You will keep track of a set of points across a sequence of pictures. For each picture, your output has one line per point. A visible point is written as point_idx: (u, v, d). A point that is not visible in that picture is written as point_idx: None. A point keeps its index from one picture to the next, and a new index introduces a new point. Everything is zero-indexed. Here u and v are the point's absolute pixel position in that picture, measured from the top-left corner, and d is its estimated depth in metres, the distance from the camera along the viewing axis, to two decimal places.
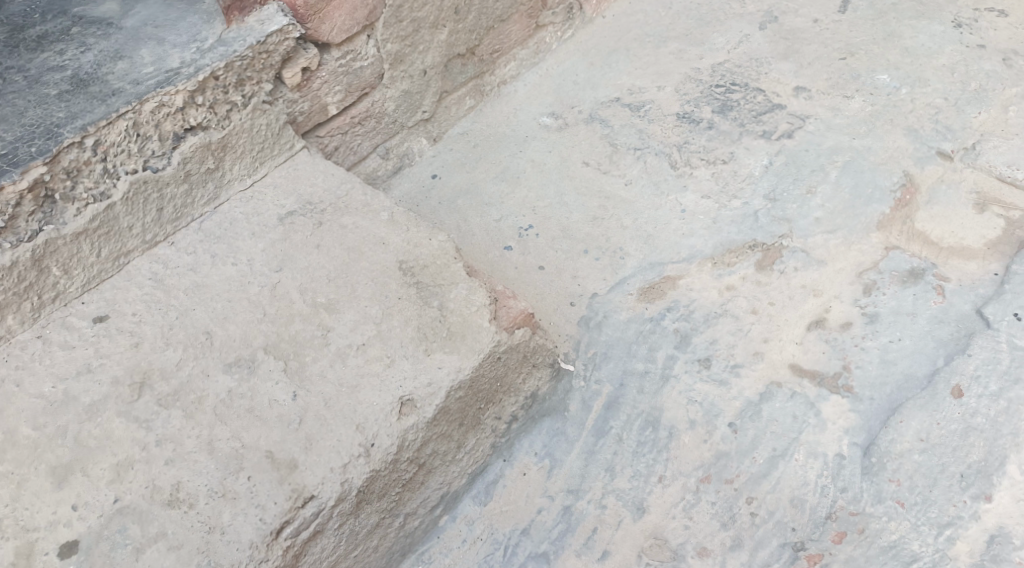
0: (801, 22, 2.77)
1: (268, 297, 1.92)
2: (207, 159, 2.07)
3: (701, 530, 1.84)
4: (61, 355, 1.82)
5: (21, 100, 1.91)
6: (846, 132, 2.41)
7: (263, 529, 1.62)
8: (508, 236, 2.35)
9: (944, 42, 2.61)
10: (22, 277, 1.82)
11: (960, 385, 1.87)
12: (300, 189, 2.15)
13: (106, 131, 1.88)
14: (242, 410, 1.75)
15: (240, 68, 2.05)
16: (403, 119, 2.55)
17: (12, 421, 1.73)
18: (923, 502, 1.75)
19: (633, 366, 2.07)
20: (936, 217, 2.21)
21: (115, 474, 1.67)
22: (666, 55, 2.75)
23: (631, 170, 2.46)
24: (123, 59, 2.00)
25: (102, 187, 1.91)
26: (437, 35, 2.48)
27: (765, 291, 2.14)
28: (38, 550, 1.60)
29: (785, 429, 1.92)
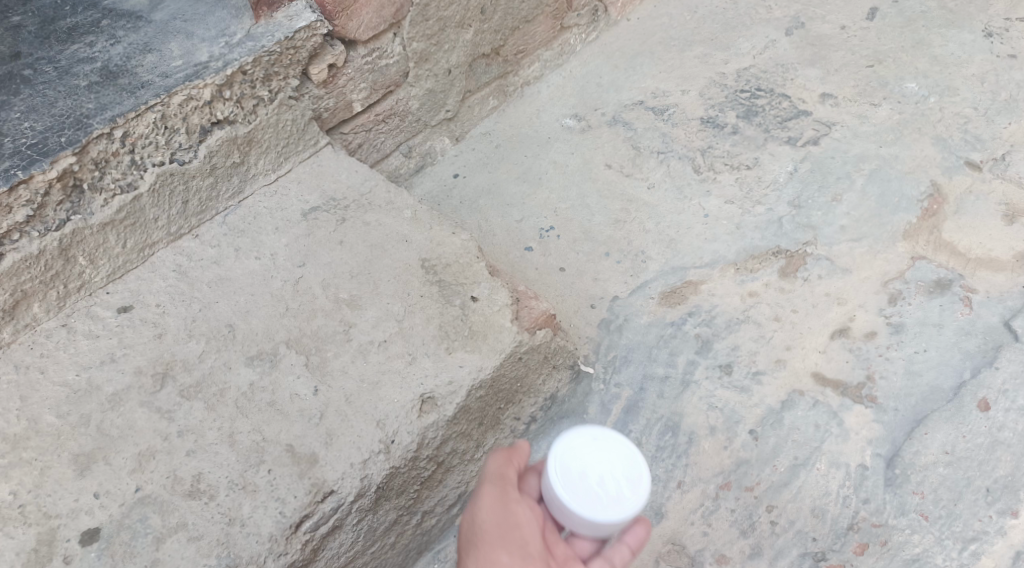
0: (829, 29, 2.75)
1: (291, 292, 1.92)
2: (233, 153, 2.07)
3: (720, 537, 1.83)
4: (85, 345, 1.83)
5: (52, 91, 1.92)
6: (872, 140, 2.39)
7: (282, 523, 1.62)
8: (529, 237, 2.34)
9: (973, 52, 2.58)
10: (48, 266, 1.84)
11: (987, 398, 1.87)
12: (325, 185, 2.16)
13: (135, 123, 1.89)
14: (263, 404, 1.75)
15: (267, 63, 2.05)
16: (427, 118, 2.55)
17: (36, 408, 1.74)
18: (948, 516, 1.76)
19: (654, 370, 2.06)
20: (964, 228, 2.18)
21: (136, 464, 1.67)
22: (691, 59, 2.74)
23: (655, 173, 2.44)
24: (152, 52, 2.01)
25: (129, 179, 1.91)
26: (462, 34, 2.48)
27: (788, 298, 2.12)
28: (60, 537, 1.59)
29: (807, 437, 1.90)
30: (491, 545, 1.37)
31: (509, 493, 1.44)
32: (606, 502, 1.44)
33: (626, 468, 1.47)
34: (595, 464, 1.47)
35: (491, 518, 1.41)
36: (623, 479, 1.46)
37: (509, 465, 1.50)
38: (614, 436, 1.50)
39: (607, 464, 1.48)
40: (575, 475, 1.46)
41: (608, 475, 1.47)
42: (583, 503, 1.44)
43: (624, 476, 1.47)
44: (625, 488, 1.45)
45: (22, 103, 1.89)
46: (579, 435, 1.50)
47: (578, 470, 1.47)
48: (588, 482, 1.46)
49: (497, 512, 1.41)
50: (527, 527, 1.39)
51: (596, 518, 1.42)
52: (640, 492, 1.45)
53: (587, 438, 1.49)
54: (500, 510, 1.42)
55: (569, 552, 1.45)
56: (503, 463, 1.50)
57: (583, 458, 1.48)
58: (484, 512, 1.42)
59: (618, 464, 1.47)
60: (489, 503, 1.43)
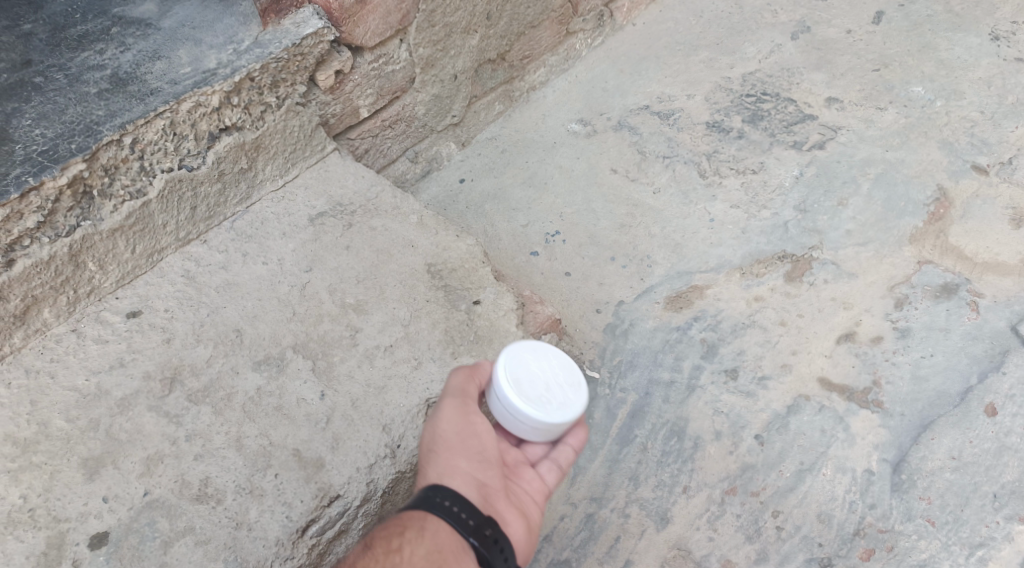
0: (835, 33, 2.75)
1: (298, 297, 1.93)
2: (241, 159, 2.09)
3: (725, 542, 1.83)
4: (94, 350, 1.84)
5: (62, 98, 1.94)
6: (879, 144, 2.39)
7: (289, 528, 1.63)
8: (535, 242, 2.35)
9: (980, 55, 2.58)
10: (58, 272, 1.85)
11: (994, 404, 1.88)
12: (332, 190, 2.17)
13: (144, 130, 1.90)
14: (270, 408, 1.77)
15: (275, 69, 2.06)
16: (433, 123, 2.56)
17: (46, 413, 1.75)
18: (955, 521, 1.76)
19: (659, 375, 2.06)
20: (971, 232, 2.17)
21: (145, 468, 1.68)
22: (696, 63, 2.74)
23: (660, 178, 2.45)
24: (161, 59, 2.02)
25: (138, 185, 1.93)
26: (468, 40, 2.49)
27: (794, 303, 2.12)
28: (70, 541, 1.61)
29: (812, 442, 1.90)
30: (454, 453, 1.44)
31: (470, 404, 1.50)
32: (554, 405, 1.49)
33: (568, 376, 1.52)
34: (539, 372, 1.52)
35: (455, 430, 1.46)
36: (567, 387, 1.51)
37: (473, 376, 1.53)
38: (551, 350, 1.56)
39: (549, 373, 1.52)
40: (522, 381, 1.50)
41: (551, 384, 1.51)
42: (531, 406, 1.47)
43: (568, 384, 1.52)
44: (567, 394, 1.51)
45: (32, 110, 1.91)
46: (520, 352, 1.53)
47: (524, 377, 1.50)
48: (536, 388, 1.50)
49: (461, 425, 1.47)
50: (487, 439, 1.47)
51: (546, 418, 1.47)
52: (581, 398, 1.51)
53: (528, 354, 1.54)
54: (461, 420, 1.47)
55: (519, 456, 1.54)
56: (468, 379, 1.53)
57: (528, 369, 1.52)
58: (447, 424, 1.47)
59: (560, 372, 1.52)
60: (452, 415, 1.48)
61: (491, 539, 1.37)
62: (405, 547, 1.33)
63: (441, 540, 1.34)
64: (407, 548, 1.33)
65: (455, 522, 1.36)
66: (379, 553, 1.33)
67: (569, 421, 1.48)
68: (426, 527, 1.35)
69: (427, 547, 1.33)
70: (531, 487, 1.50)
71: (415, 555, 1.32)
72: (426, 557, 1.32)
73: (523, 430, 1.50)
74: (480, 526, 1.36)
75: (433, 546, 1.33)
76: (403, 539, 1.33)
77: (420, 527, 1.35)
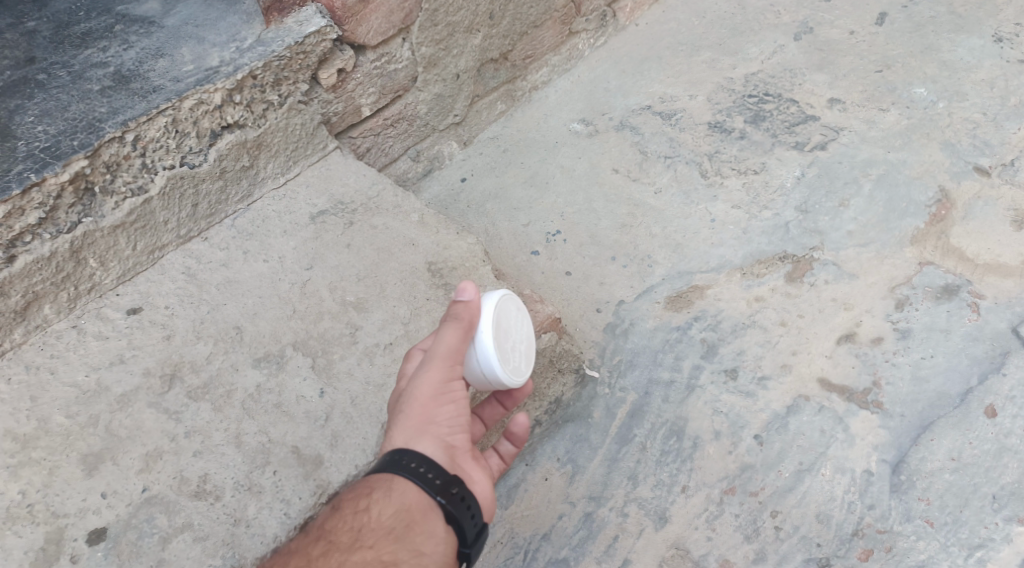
0: (837, 34, 2.75)
1: (298, 295, 1.94)
2: (242, 157, 2.09)
3: (724, 542, 1.82)
4: (95, 346, 1.85)
5: (65, 95, 1.95)
6: (880, 145, 2.39)
7: (287, 524, 1.64)
8: (536, 241, 2.36)
9: (983, 57, 2.58)
10: (59, 268, 1.86)
11: (994, 405, 1.87)
12: (333, 188, 2.18)
13: (146, 127, 1.91)
14: (270, 405, 1.77)
15: (277, 68, 2.07)
16: (435, 122, 2.56)
17: (46, 409, 1.76)
18: (954, 522, 1.75)
19: (659, 374, 2.06)
20: (972, 233, 2.16)
21: (144, 464, 1.69)
22: (699, 63, 2.74)
23: (662, 178, 2.45)
24: (164, 57, 2.03)
25: (139, 181, 1.94)
26: (471, 39, 2.49)
27: (794, 303, 2.12)
28: (68, 536, 1.61)
29: (812, 442, 1.90)
30: (426, 413, 1.39)
31: (451, 364, 1.43)
32: (514, 365, 1.57)
33: (527, 347, 1.62)
34: (514, 329, 1.59)
35: (429, 390, 1.40)
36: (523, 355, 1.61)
37: (463, 334, 1.46)
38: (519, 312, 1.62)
39: (520, 337, 1.61)
40: (504, 329, 1.56)
41: (517, 346, 1.59)
42: (501, 355, 1.53)
43: (525, 356, 1.61)
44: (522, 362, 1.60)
45: (35, 107, 1.92)
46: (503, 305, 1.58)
47: (506, 327, 1.57)
48: (509, 341, 1.57)
49: (438, 386, 1.41)
50: (461, 402, 1.42)
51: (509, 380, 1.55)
52: (528, 373, 1.60)
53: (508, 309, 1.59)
54: (438, 380, 1.42)
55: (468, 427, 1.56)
56: (460, 338, 1.45)
57: (510, 322, 1.59)
58: (423, 384, 1.41)
59: (525, 341, 1.62)
60: (428, 375, 1.41)
61: (460, 498, 1.34)
62: (373, 508, 1.31)
63: (409, 499, 1.32)
64: (374, 508, 1.31)
65: (422, 483, 1.33)
66: (346, 513, 1.32)
67: (517, 385, 1.57)
68: (393, 488, 1.33)
69: (394, 507, 1.31)
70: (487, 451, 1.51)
71: (382, 516, 1.31)
72: (393, 519, 1.30)
73: (476, 372, 1.54)
74: (447, 484, 1.34)
75: (400, 506, 1.31)
76: (371, 500, 1.32)
77: (387, 488, 1.33)
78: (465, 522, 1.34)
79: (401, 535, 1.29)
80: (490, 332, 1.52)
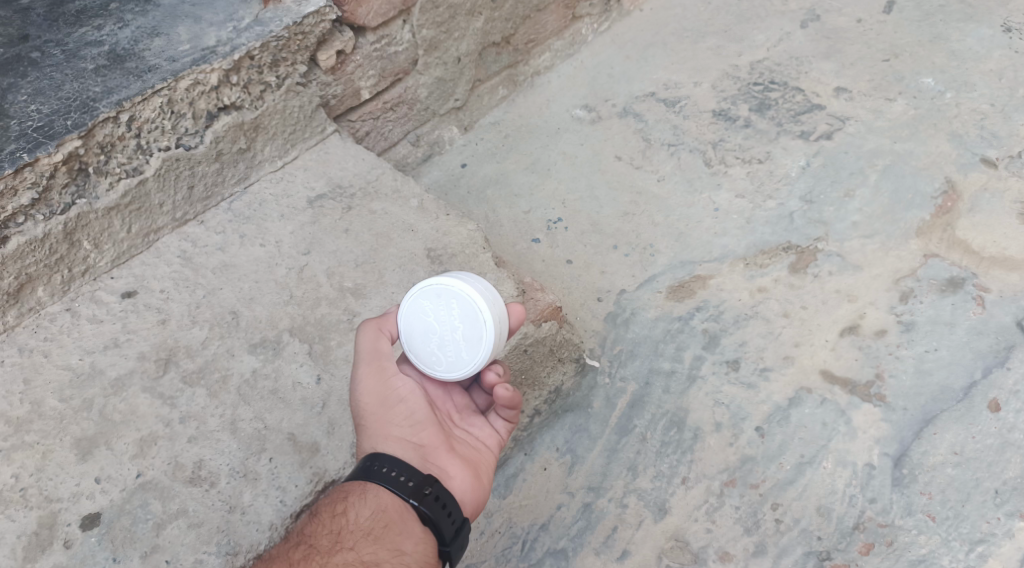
0: (844, 22, 2.71)
1: (295, 280, 1.91)
2: (239, 139, 2.06)
3: (724, 534, 1.81)
4: (89, 329, 1.82)
5: (59, 73, 1.91)
6: (887, 135, 2.36)
7: (283, 512, 1.62)
8: (536, 229, 2.33)
9: (992, 47, 2.54)
10: (53, 250, 1.83)
11: (997, 399, 1.83)
12: (331, 172, 2.14)
13: (141, 107, 1.88)
14: (266, 391, 1.75)
15: (275, 48, 2.04)
16: (435, 106, 2.53)
17: (39, 392, 1.73)
18: (955, 517, 1.73)
19: (660, 365, 2.04)
20: (979, 225, 2.13)
21: (138, 449, 1.67)
22: (703, 50, 2.71)
23: (665, 166, 2.42)
24: (159, 36, 1.99)
25: (134, 163, 1.91)
26: (473, 22, 2.45)
27: (797, 294, 2.10)
28: (61, 521, 1.59)
29: (813, 435, 1.88)
30: (381, 421, 1.48)
31: (380, 364, 1.50)
32: (445, 364, 1.50)
33: (492, 312, 1.49)
34: (441, 321, 1.50)
35: (377, 397, 1.49)
36: (466, 333, 1.50)
37: (377, 330, 1.53)
38: (428, 296, 1.51)
39: (461, 321, 1.50)
40: (410, 339, 1.52)
41: (455, 337, 1.50)
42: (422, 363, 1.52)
43: (464, 341, 1.50)
44: (476, 349, 1.49)
45: (28, 86, 1.89)
46: (421, 307, 1.52)
47: (420, 328, 1.51)
48: (428, 343, 1.51)
49: (379, 392, 1.49)
50: (412, 399, 1.50)
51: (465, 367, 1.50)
52: (475, 359, 1.49)
53: (426, 305, 1.51)
54: (379, 385, 1.49)
55: (465, 404, 1.58)
56: (376, 339, 1.52)
57: (430, 321, 1.51)
58: (368, 392, 1.49)
59: (462, 323, 1.50)
60: (370, 381, 1.50)
61: (434, 497, 1.40)
62: (350, 511, 1.41)
63: (383, 502, 1.40)
64: (352, 511, 1.41)
65: (394, 487, 1.40)
66: (325, 518, 1.42)
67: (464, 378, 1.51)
68: (367, 493, 1.41)
69: (370, 511, 1.40)
70: (479, 432, 1.55)
71: (360, 519, 1.40)
72: (370, 521, 1.39)
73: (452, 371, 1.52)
74: (419, 486, 1.40)
75: (376, 507, 1.40)
76: (347, 504, 1.41)
77: (360, 492, 1.42)
78: (442, 521, 1.39)
79: (378, 536, 1.38)
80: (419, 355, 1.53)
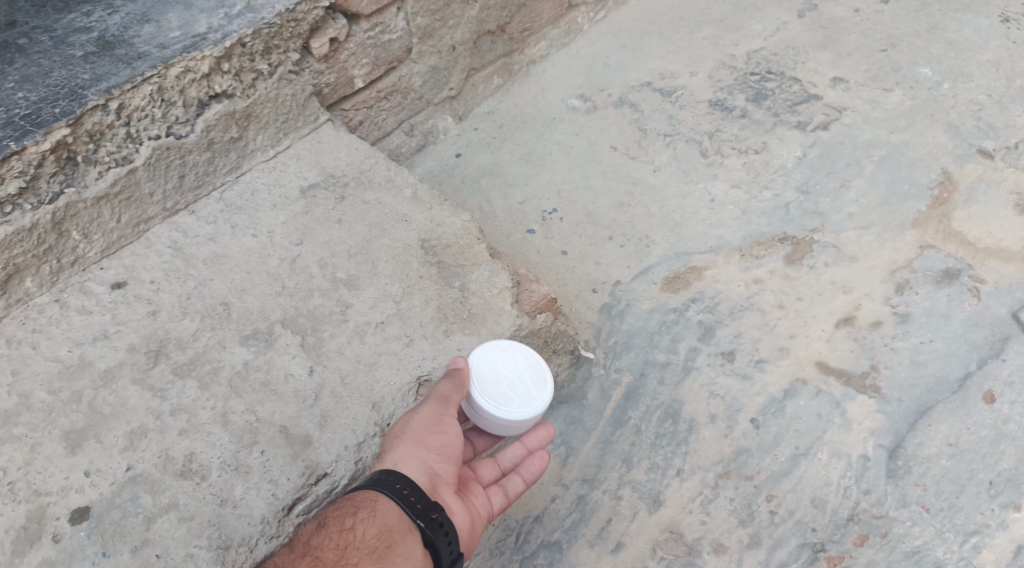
0: (842, 11, 2.70)
1: (287, 271, 1.89)
2: (231, 128, 2.04)
3: (718, 526, 1.80)
4: (78, 321, 1.81)
5: (47, 60, 1.89)
6: (883, 126, 2.34)
7: (275, 505, 1.60)
8: (531, 219, 2.31)
9: (990, 37, 2.52)
10: (41, 240, 1.81)
11: (993, 391, 1.84)
12: (324, 162, 2.12)
13: (130, 95, 1.86)
14: (257, 383, 1.73)
15: (267, 36, 2.02)
16: (429, 95, 2.51)
17: (27, 384, 1.72)
18: (949, 508, 1.73)
19: (655, 356, 2.03)
20: (974, 217, 2.12)
21: (128, 442, 1.65)
22: (700, 40, 2.69)
23: (661, 156, 2.41)
24: (150, 23, 1.97)
25: (124, 152, 1.89)
26: (467, 10, 2.43)
27: (793, 285, 2.09)
28: (50, 515, 1.58)
29: (809, 427, 1.88)
30: (418, 445, 1.55)
31: (442, 406, 1.59)
32: (519, 402, 1.67)
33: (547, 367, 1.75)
34: (507, 370, 1.70)
35: (423, 420, 1.57)
36: (531, 382, 1.70)
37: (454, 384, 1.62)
38: (493, 348, 1.73)
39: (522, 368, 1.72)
40: (480, 384, 1.67)
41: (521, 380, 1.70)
42: (493, 406, 1.65)
43: (532, 382, 1.70)
44: (542, 394, 1.69)
45: (16, 73, 1.86)
46: (487, 356, 1.71)
47: (490, 376, 1.69)
48: (500, 387, 1.68)
49: (426, 422, 1.57)
50: (453, 436, 1.57)
51: (534, 407, 1.67)
52: (545, 395, 1.69)
53: (493, 354, 1.72)
54: (431, 417, 1.57)
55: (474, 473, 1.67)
56: (452, 389, 1.61)
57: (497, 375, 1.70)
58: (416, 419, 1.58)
59: (528, 369, 1.71)
60: (424, 414, 1.58)
61: (436, 523, 1.48)
62: (357, 527, 1.46)
63: (390, 521, 1.48)
64: (360, 528, 1.46)
65: (403, 504, 1.48)
66: (333, 531, 1.46)
67: (535, 416, 1.68)
68: (377, 509, 1.48)
69: (376, 529, 1.46)
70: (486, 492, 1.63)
71: (365, 536, 1.45)
72: (374, 540, 1.45)
73: (521, 416, 1.66)
74: (426, 510, 1.48)
75: (382, 527, 1.46)
76: (356, 520, 1.47)
77: (371, 509, 1.48)
78: (440, 547, 1.47)
79: (381, 556, 1.44)
80: (488, 398, 1.66)
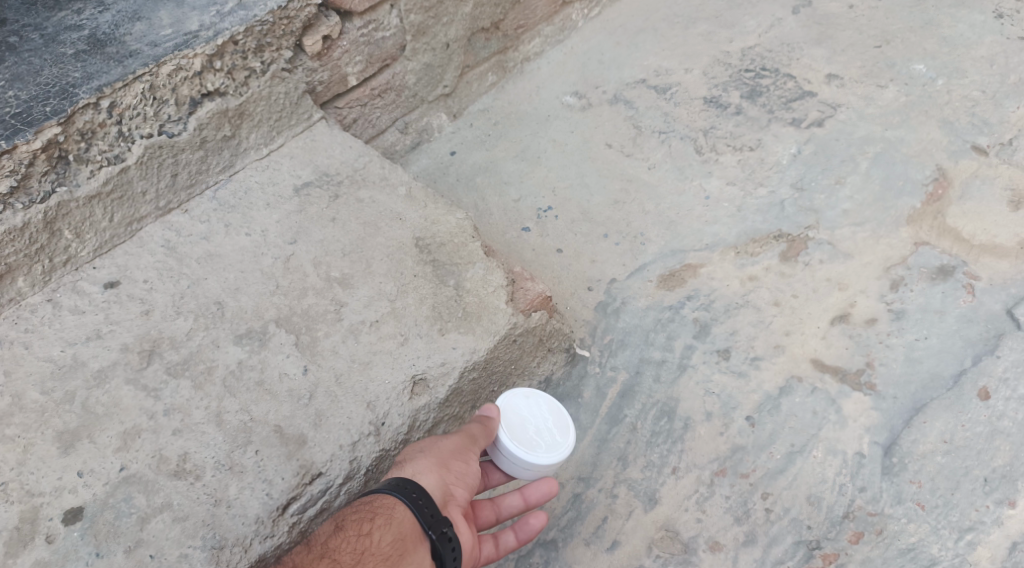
0: (837, 7, 2.70)
1: (281, 270, 1.89)
2: (224, 127, 2.03)
3: (713, 524, 1.80)
4: (70, 321, 1.80)
5: (37, 59, 1.88)
6: (877, 122, 2.34)
7: (270, 505, 1.60)
8: (526, 217, 2.31)
9: (984, 33, 2.52)
10: (33, 240, 1.80)
11: (987, 387, 1.83)
12: (318, 160, 2.11)
13: (122, 93, 1.85)
14: (252, 383, 1.72)
15: (260, 33, 2.01)
16: (423, 93, 2.50)
17: (20, 384, 1.71)
18: (944, 505, 1.73)
19: (650, 354, 2.03)
20: (969, 213, 2.12)
21: (121, 442, 1.64)
22: (695, 36, 2.68)
23: (656, 153, 2.40)
24: (141, 21, 1.96)
25: (116, 150, 1.88)
26: (461, 7, 2.42)
27: (788, 283, 2.09)
28: (44, 515, 1.57)
29: (804, 424, 1.88)
30: (440, 466, 1.58)
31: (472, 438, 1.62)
32: (544, 447, 1.67)
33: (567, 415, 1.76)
34: (532, 417, 1.71)
35: (452, 446, 1.60)
36: (556, 429, 1.71)
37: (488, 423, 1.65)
38: (517, 397, 1.74)
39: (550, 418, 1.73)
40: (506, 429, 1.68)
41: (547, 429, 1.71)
42: (518, 450, 1.66)
43: (556, 429, 1.71)
44: (565, 440, 1.70)
45: (6, 71, 1.86)
46: (512, 403, 1.72)
47: (517, 423, 1.70)
48: (527, 432, 1.69)
49: (453, 448, 1.60)
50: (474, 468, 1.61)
51: (558, 451, 1.67)
52: (569, 441, 1.69)
53: (517, 402, 1.73)
54: (458, 445, 1.61)
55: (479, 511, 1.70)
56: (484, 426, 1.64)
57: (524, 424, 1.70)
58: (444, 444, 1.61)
59: (551, 416, 1.72)
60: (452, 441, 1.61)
61: (445, 537, 1.49)
62: (374, 533, 1.47)
63: (405, 530, 1.48)
64: (376, 534, 1.47)
65: (419, 515, 1.49)
66: (350, 535, 1.47)
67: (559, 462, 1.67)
68: (394, 516, 1.49)
69: (392, 536, 1.47)
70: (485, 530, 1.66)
71: (381, 543, 1.46)
72: (390, 547, 1.45)
73: (545, 460, 1.66)
74: (441, 525, 1.50)
75: (398, 534, 1.47)
76: (374, 526, 1.47)
77: (387, 516, 1.49)
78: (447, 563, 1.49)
79: (395, 563, 1.45)
80: (513, 443, 1.66)
